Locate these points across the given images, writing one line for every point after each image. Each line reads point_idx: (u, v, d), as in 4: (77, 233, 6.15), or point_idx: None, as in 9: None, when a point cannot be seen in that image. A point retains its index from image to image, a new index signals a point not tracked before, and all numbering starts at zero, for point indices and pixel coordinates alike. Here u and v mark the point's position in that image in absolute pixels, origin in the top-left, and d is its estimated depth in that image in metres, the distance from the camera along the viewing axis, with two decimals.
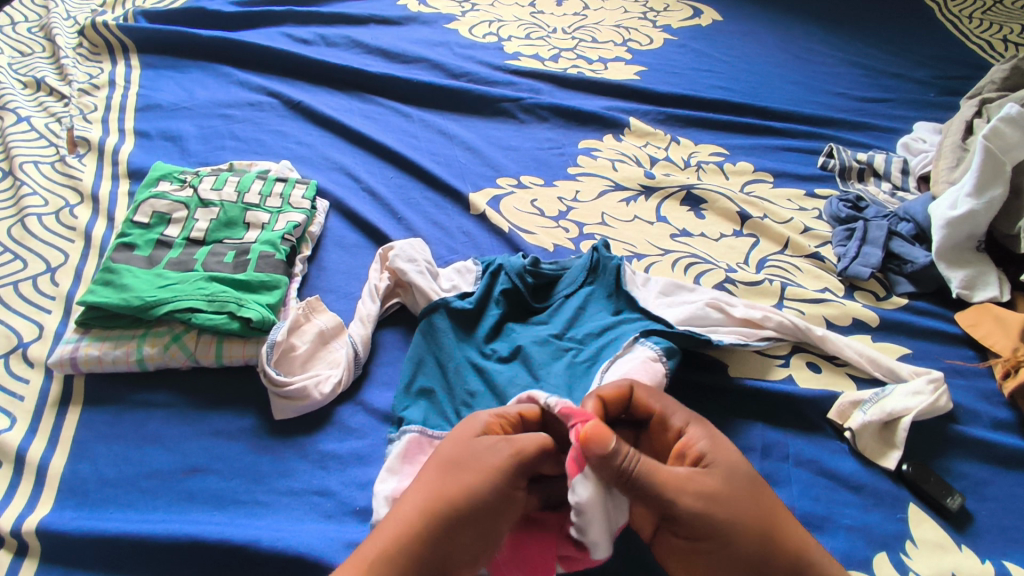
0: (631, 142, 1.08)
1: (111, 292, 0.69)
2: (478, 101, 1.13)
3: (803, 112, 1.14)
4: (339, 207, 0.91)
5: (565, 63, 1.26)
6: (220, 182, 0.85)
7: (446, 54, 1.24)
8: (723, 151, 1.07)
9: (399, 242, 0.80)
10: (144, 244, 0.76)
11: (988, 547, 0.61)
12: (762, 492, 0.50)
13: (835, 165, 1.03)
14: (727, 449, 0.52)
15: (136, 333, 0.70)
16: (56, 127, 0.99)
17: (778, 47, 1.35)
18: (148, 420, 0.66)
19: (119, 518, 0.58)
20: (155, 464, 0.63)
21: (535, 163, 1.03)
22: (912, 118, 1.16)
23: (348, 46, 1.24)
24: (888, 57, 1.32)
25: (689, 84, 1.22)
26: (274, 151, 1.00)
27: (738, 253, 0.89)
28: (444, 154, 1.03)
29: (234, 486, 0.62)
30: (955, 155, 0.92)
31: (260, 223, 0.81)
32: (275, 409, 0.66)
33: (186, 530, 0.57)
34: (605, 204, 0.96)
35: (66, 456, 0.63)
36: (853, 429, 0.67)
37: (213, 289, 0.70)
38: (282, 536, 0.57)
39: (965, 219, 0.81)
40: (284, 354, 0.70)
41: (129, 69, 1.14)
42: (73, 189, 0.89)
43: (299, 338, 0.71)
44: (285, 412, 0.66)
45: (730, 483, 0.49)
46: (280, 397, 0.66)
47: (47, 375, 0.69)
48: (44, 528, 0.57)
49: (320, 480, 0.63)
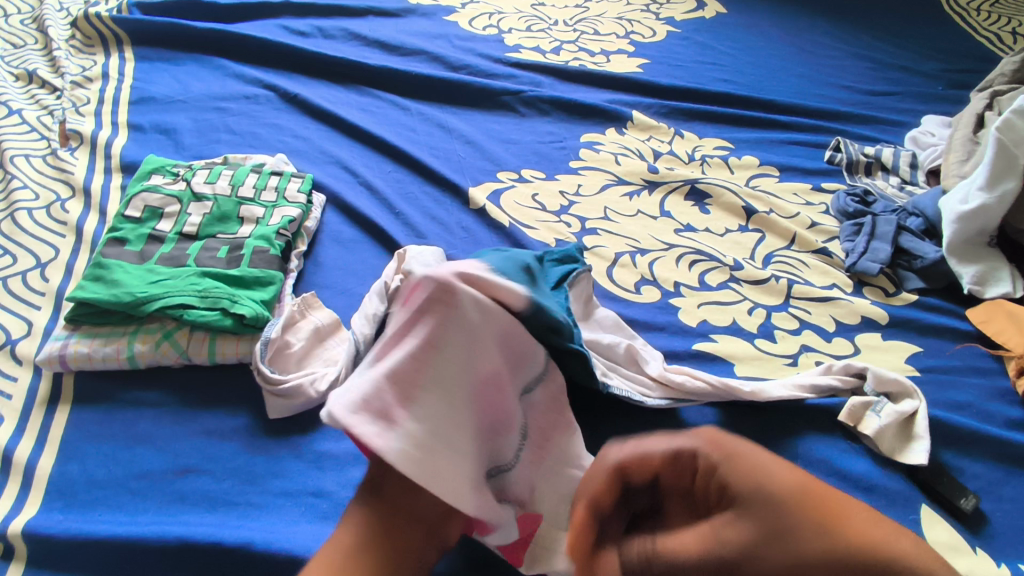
0: (633, 136, 1.06)
1: (101, 288, 0.67)
2: (478, 94, 1.11)
3: (809, 106, 1.12)
4: (336, 202, 0.90)
5: (567, 56, 1.24)
6: (213, 176, 0.83)
7: (445, 47, 1.22)
8: (728, 145, 1.05)
9: (418, 247, 0.76)
10: (135, 239, 0.74)
11: (1004, 550, 0.59)
12: (828, 509, 0.39)
13: (843, 159, 1.01)
14: (750, 468, 0.41)
15: (127, 330, 0.68)
16: (48, 121, 0.97)
17: (783, 39, 1.33)
18: (139, 419, 0.64)
19: (108, 520, 0.56)
20: (145, 465, 0.61)
21: (536, 157, 1.01)
22: (920, 111, 1.14)
23: (345, 38, 1.22)
24: (896, 50, 1.30)
25: (693, 77, 1.20)
26: (269, 145, 0.98)
27: (744, 249, 0.87)
28: (443, 148, 1.01)
29: (226, 487, 0.60)
30: (966, 149, 0.90)
31: (254, 217, 0.79)
32: (269, 407, 0.65)
33: (178, 532, 0.55)
34: (607, 198, 0.94)
35: (54, 457, 0.61)
36: (868, 434, 0.64)
37: (206, 285, 0.68)
38: (274, 538, 0.55)
39: (977, 214, 0.79)
40: (278, 351, 0.67)
41: (123, 61, 1.12)
42: (64, 183, 0.87)
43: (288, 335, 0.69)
44: (279, 408, 0.65)
45: (778, 518, 0.39)
46: (274, 394, 0.64)
47: (36, 373, 0.67)
48: (30, 531, 0.55)
49: (315, 480, 0.61)
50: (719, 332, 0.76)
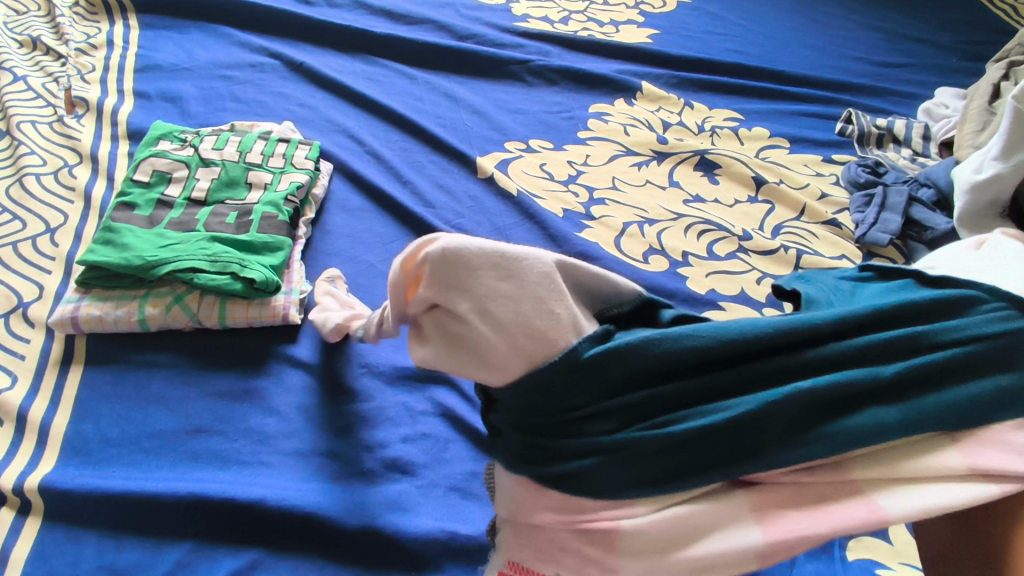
0: (643, 106, 1.05)
1: (111, 251, 0.68)
2: (486, 64, 1.10)
3: (819, 77, 1.11)
4: (343, 169, 0.89)
5: (575, 25, 1.22)
6: (221, 142, 0.83)
7: (453, 16, 1.21)
8: (738, 116, 1.04)
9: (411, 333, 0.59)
10: (144, 203, 0.74)
11: None
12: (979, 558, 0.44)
13: (854, 131, 1.00)
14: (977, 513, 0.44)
15: (138, 293, 0.68)
16: (53, 87, 0.97)
17: (795, 10, 1.31)
18: (150, 381, 0.65)
19: (123, 477, 0.57)
20: (158, 425, 0.62)
21: (544, 127, 1.00)
22: (931, 84, 1.12)
23: (351, 7, 1.21)
24: (909, 22, 1.27)
25: (703, 48, 1.18)
26: (276, 113, 0.97)
27: (752, 220, 0.87)
28: (450, 118, 1.00)
29: (238, 446, 0.61)
30: (982, 119, 0.89)
31: (262, 183, 0.79)
32: (438, 241, 0.42)
33: (191, 489, 0.56)
34: (616, 168, 0.93)
35: (68, 416, 0.62)
36: None
37: (216, 249, 0.69)
38: (287, 496, 0.56)
39: (991, 184, 0.77)
40: (524, 333, 0.40)
41: (128, 29, 1.11)
42: (72, 149, 0.87)
43: (564, 304, 0.41)
44: (435, 356, 0.44)
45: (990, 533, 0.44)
46: (448, 291, 0.42)
47: (48, 335, 0.68)
48: (46, 485, 0.56)
49: (327, 441, 0.61)
50: (727, 300, 0.76)
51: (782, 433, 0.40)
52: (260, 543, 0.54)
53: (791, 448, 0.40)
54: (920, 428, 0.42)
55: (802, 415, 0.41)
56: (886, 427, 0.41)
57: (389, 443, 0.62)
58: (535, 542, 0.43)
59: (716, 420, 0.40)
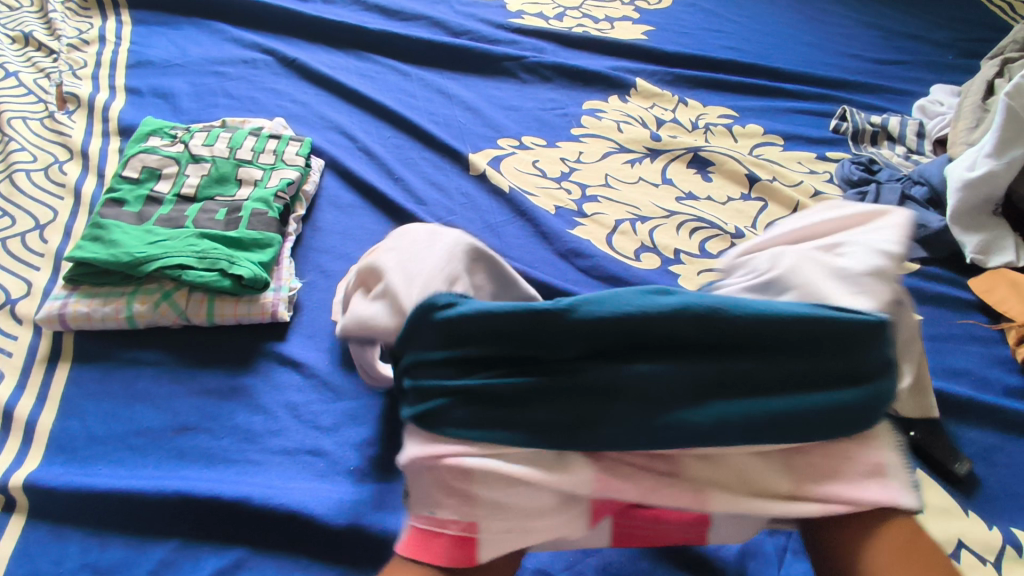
0: (637, 103, 1.04)
1: (100, 248, 0.68)
2: (479, 60, 1.09)
3: (814, 74, 1.10)
4: (334, 166, 0.89)
5: (570, 22, 1.22)
6: (211, 138, 0.83)
7: (447, 12, 1.20)
8: (732, 113, 1.03)
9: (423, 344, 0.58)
10: (134, 200, 0.74)
11: (997, 514, 0.59)
12: None
13: (848, 128, 0.99)
14: None
15: (126, 290, 0.68)
16: (44, 83, 0.96)
17: (791, 7, 1.30)
18: (138, 378, 0.65)
19: (109, 474, 0.57)
20: (145, 423, 0.61)
21: (537, 124, 1.00)
22: (927, 81, 1.12)
23: (345, 3, 1.20)
24: (906, 19, 1.27)
25: (698, 45, 1.17)
26: (268, 109, 0.97)
27: (745, 217, 0.86)
28: (443, 114, 1.00)
29: (225, 444, 0.60)
30: (976, 116, 0.88)
31: (253, 180, 0.79)
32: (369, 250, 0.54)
33: (177, 487, 0.55)
34: (608, 165, 0.93)
35: (55, 414, 0.62)
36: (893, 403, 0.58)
37: (204, 246, 0.68)
38: (273, 494, 0.56)
39: (983, 181, 0.78)
40: None
41: (120, 25, 1.11)
42: (62, 145, 0.87)
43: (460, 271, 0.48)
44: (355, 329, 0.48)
45: None
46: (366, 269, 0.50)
47: (36, 332, 0.68)
48: (32, 483, 0.55)
49: (314, 439, 0.61)
50: None
51: (628, 413, 0.39)
52: (246, 541, 0.54)
53: (624, 437, 0.39)
54: (765, 427, 0.39)
55: (658, 398, 0.39)
56: (720, 423, 0.39)
57: (377, 441, 0.61)
58: (421, 488, 0.42)
59: (551, 387, 0.39)
